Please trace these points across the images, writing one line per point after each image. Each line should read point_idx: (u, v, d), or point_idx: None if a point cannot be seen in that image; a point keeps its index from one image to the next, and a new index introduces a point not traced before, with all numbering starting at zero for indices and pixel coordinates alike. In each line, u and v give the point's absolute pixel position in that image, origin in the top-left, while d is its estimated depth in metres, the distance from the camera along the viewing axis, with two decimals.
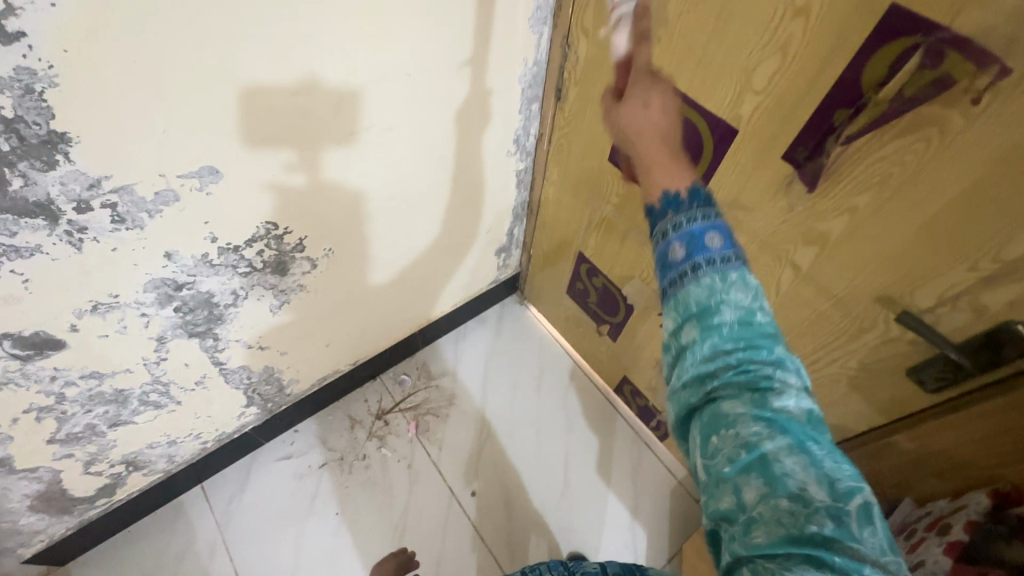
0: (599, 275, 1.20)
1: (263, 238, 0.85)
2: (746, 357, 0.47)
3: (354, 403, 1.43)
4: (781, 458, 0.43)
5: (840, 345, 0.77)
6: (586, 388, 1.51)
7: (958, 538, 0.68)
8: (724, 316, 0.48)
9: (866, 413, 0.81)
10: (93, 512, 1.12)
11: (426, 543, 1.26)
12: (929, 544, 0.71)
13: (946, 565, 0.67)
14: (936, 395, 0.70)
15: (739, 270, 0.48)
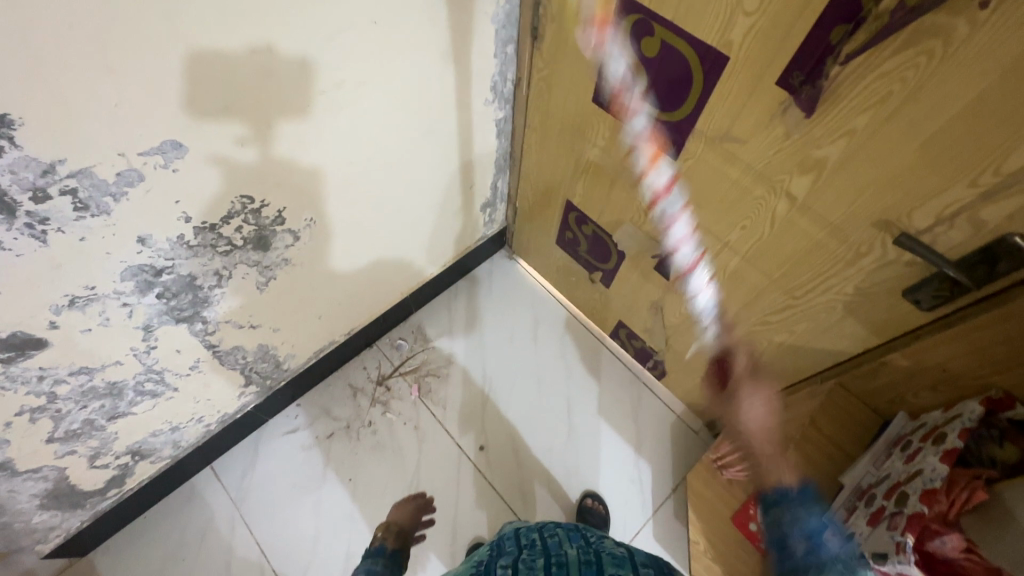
0: (589, 223, 1.18)
1: (239, 213, 0.81)
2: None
3: (353, 372, 1.43)
4: None
5: (836, 272, 0.77)
6: (581, 335, 1.52)
7: (953, 446, 0.74)
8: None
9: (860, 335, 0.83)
10: (106, 503, 1.12)
11: (441, 498, 1.29)
12: (926, 455, 0.77)
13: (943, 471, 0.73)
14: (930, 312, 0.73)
15: None
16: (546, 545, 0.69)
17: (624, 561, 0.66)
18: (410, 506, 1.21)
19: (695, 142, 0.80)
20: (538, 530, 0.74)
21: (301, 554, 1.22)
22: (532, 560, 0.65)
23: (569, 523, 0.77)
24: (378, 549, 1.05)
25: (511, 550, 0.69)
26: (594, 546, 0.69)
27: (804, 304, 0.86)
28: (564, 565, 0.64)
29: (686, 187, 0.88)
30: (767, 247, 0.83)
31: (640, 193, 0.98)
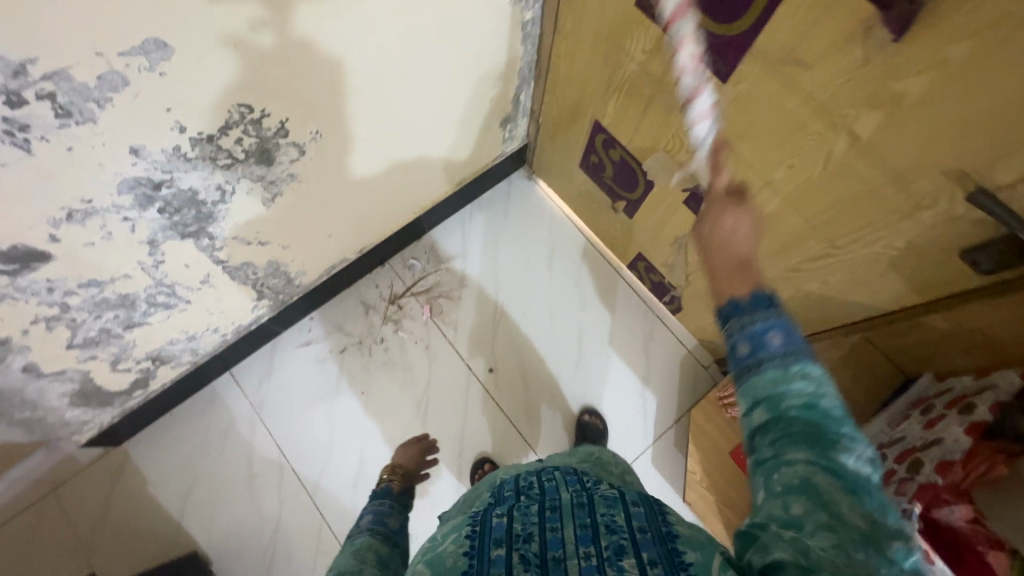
0: (617, 147, 1.09)
1: (238, 123, 0.75)
2: (808, 421, 0.48)
3: (366, 289, 1.43)
4: (817, 441, 0.47)
5: (887, 224, 0.70)
6: (598, 264, 1.48)
7: (981, 419, 0.73)
8: (790, 402, 0.49)
9: (900, 292, 0.78)
10: (133, 401, 1.18)
11: (449, 414, 1.34)
12: (950, 423, 0.77)
13: (965, 443, 0.73)
14: (986, 275, 0.67)
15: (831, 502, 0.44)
16: (541, 490, 0.70)
17: (618, 501, 0.67)
18: (416, 446, 1.17)
19: (750, 64, 0.69)
20: (534, 476, 0.75)
21: (317, 456, 1.29)
22: (527, 505, 0.66)
23: (568, 468, 0.79)
24: (383, 484, 0.86)
25: (507, 496, 0.70)
26: (590, 489, 0.70)
27: (843, 254, 0.79)
28: (558, 506, 0.65)
29: (730, 116, 0.78)
30: (814, 189, 0.75)
31: (678, 118, 0.88)
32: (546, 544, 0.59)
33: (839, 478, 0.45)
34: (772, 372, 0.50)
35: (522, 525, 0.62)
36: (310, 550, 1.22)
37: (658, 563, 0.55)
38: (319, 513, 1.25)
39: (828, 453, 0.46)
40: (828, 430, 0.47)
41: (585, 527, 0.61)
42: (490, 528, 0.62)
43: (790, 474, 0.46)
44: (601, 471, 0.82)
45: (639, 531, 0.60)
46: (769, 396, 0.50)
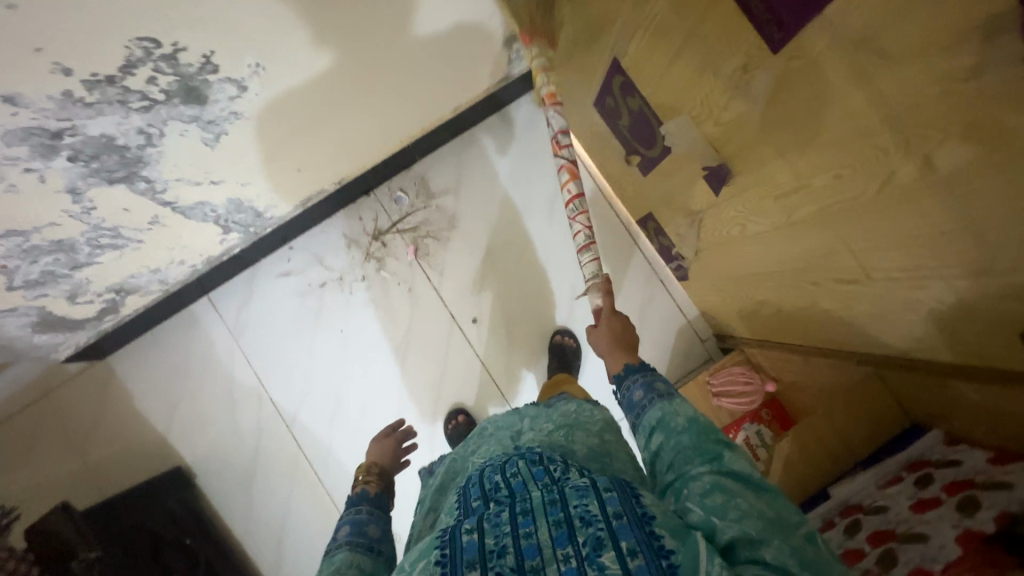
0: (636, 96, 0.89)
1: (145, 62, 0.60)
2: (699, 436, 0.61)
3: (349, 221, 1.32)
4: (705, 451, 0.59)
5: (937, 275, 0.55)
6: (604, 215, 1.33)
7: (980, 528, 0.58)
8: (676, 423, 0.64)
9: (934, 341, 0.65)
10: (107, 324, 1.17)
11: (428, 361, 1.31)
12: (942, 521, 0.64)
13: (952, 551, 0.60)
14: None
15: (734, 500, 0.52)
16: (509, 490, 0.58)
17: (586, 481, 0.56)
18: (388, 441, 0.90)
19: (817, 35, 0.50)
20: (499, 470, 0.62)
21: (295, 390, 1.30)
22: (496, 514, 0.54)
23: (534, 449, 0.67)
24: (357, 493, 0.75)
25: (475, 503, 0.58)
26: (558, 473, 0.59)
27: (875, 289, 0.65)
28: (529, 508, 0.54)
29: (776, 97, 0.60)
30: (861, 211, 0.59)
31: (711, 82, 0.68)
32: (522, 554, 0.50)
33: (730, 476, 0.55)
34: (659, 409, 0.67)
35: (495, 539, 0.52)
36: (287, 475, 1.28)
37: (638, 552, 0.48)
38: (296, 443, 1.29)
39: (716, 453, 0.58)
40: (715, 443, 0.60)
41: (559, 524, 0.52)
42: (461, 549, 0.51)
43: (702, 482, 0.55)
44: (570, 442, 0.72)
45: (615, 518, 0.51)
46: (668, 430, 0.64)
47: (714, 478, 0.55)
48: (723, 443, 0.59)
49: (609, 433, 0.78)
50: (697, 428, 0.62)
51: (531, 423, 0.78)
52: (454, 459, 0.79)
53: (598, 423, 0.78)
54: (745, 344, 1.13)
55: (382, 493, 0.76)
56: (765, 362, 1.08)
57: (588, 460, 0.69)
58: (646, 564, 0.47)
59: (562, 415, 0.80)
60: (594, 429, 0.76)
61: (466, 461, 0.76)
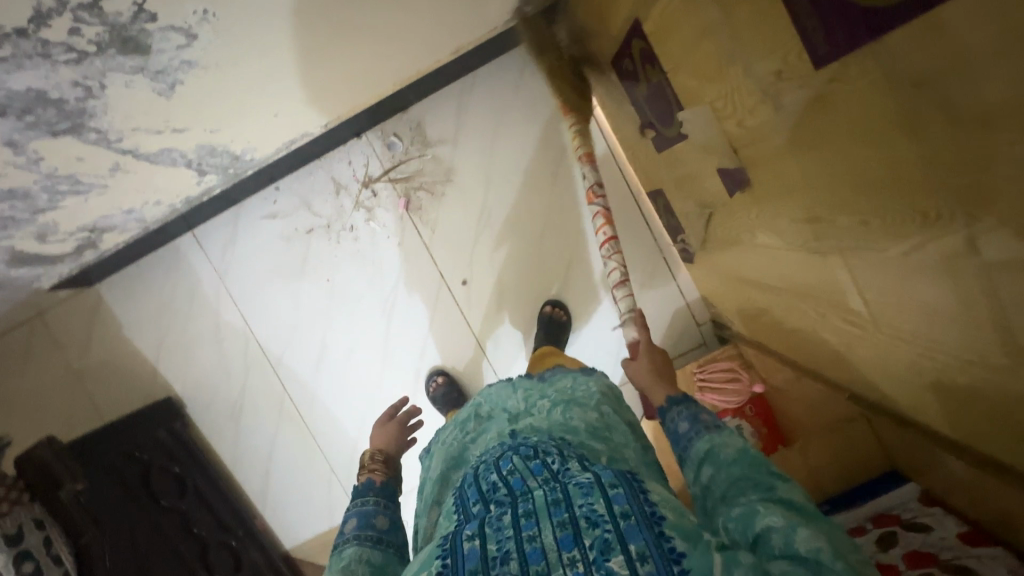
0: (655, 67, 0.77)
1: (59, 13, 0.53)
2: (748, 464, 0.52)
3: (338, 164, 1.23)
4: (756, 478, 0.51)
5: (949, 354, 0.49)
6: (612, 181, 1.22)
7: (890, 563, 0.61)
8: (724, 451, 0.55)
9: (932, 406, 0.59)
10: (89, 257, 1.14)
11: (414, 319, 1.28)
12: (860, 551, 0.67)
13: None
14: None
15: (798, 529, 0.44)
16: (508, 488, 0.52)
17: (588, 477, 0.50)
18: (392, 424, 0.77)
19: (872, 62, 0.40)
20: (494, 466, 0.56)
21: (282, 334, 1.29)
22: (498, 518, 0.49)
23: (533, 440, 0.60)
24: (366, 483, 0.64)
25: (475, 506, 0.52)
26: (559, 467, 0.53)
27: (883, 341, 0.58)
28: (531, 508, 0.48)
29: (809, 120, 0.50)
30: (882, 266, 0.51)
31: (739, 78, 0.57)
32: (527, 558, 0.44)
33: (786, 506, 0.47)
34: (703, 441, 0.58)
35: (497, 544, 0.46)
36: (273, 413, 1.31)
37: (648, 556, 0.43)
38: (281, 385, 1.31)
39: (769, 482, 0.50)
40: (767, 474, 0.51)
41: (564, 526, 0.46)
42: (461, 560, 0.46)
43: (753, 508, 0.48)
44: (568, 420, 0.65)
45: (622, 518, 0.46)
46: (716, 461, 0.55)
47: (771, 506, 0.47)
48: (777, 472, 0.51)
49: (609, 407, 0.71)
50: (746, 455, 0.54)
51: (525, 401, 0.71)
52: (451, 444, 0.70)
53: (595, 396, 0.72)
54: (741, 341, 1.08)
55: (394, 483, 0.66)
56: (758, 363, 1.03)
57: (594, 441, 0.63)
58: (657, 569, 0.42)
59: (557, 391, 0.73)
60: (592, 404, 0.69)
61: (468, 446, 0.68)
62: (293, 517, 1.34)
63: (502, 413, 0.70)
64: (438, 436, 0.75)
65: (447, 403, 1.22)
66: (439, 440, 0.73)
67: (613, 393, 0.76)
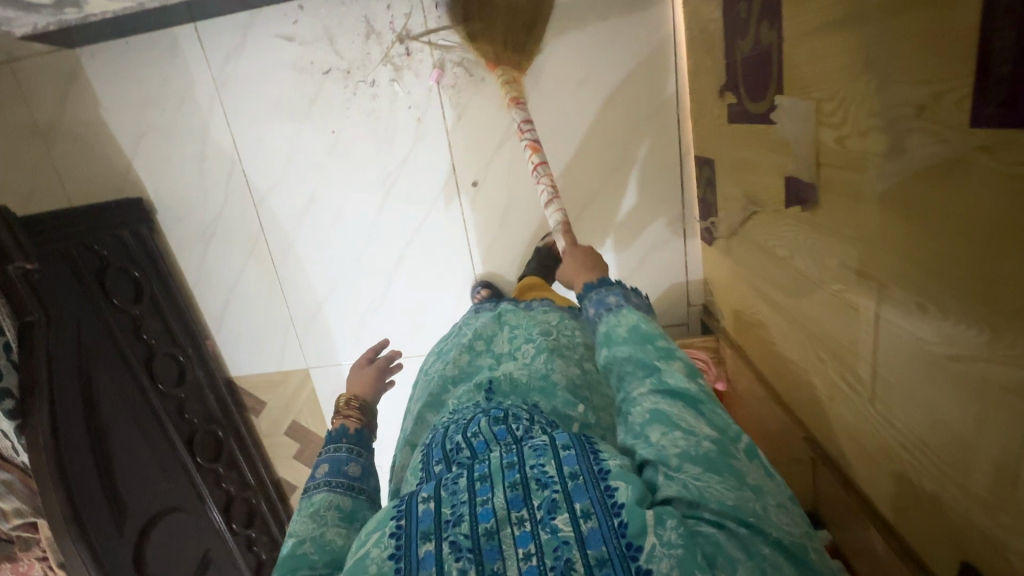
0: (775, 29, 0.64)
1: None
2: (639, 349, 0.54)
3: (376, 4, 1.06)
4: (644, 365, 0.52)
5: (930, 465, 0.48)
6: (666, 131, 1.10)
7: None
8: (620, 330, 0.58)
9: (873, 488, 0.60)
10: (70, 17, 0.99)
11: (413, 204, 1.20)
12: None
13: None
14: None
15: (664, 423, 0.46)
16: (469, 453, 0.49)
17: (544, 439, 0.47)
18: (370, 368, 0.80)
19: None
20: (460, 429, 0.53)
21: (272, 172, 1.20)
22: (454, 480, 0.45)
23: (504, 403, 0.57)
24: (342, 428, 0.64)
25: (437, 468, 0.50)
26: (522, 432, 0.49)
27: (869, 412, 0.57)
28: (486, 470, 0.45)
29: (917, 188, 0.43)
30: (913, 359, 0.48)
31: (867, 91, 0.48)
32: (477, 519, 0.41)
33: (660, 386, 0.49)
34: (607, 321, 0.60)
35: (451, 507, 0.43)
36: (243, 251, 1.27)
37: (592, 514, 0.40)
38: (259, 224, 1.24)
39: (656, 368, 0.51)
40: (652, 359, 0.53)
41: (515, 487, 0.43)
42: (413, 521, 0.42)
43: (642, 408, 0.48)
44: (549, 372, 0.61)
45: (571, 478, 0.42)
46: (610, 342, 0.58)
47: (647, 403, 0.48)
48: (668, 357, 0.53)
49: (591, 362, 0.66)
50: (643, 343, 0.55)
51: (511, 343, 0.68)
52: (433, 378, 0.68)
53: (579, 348, 0.67)
54: (723, 338, 1.07)
55: (368, 430, 0.67)
56: (730, 364, 1.04)
57: (570, 399, 0.59)
58: (600, 527, 0.39)
59: (543, 332, 0.67)
60: (575, 358, 0.65)
61: (446, 387, 0.66)
62: (242, 351, 1.36)
63: (486, 356, 0.68)
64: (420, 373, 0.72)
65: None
66: (424, 372, 0.72)
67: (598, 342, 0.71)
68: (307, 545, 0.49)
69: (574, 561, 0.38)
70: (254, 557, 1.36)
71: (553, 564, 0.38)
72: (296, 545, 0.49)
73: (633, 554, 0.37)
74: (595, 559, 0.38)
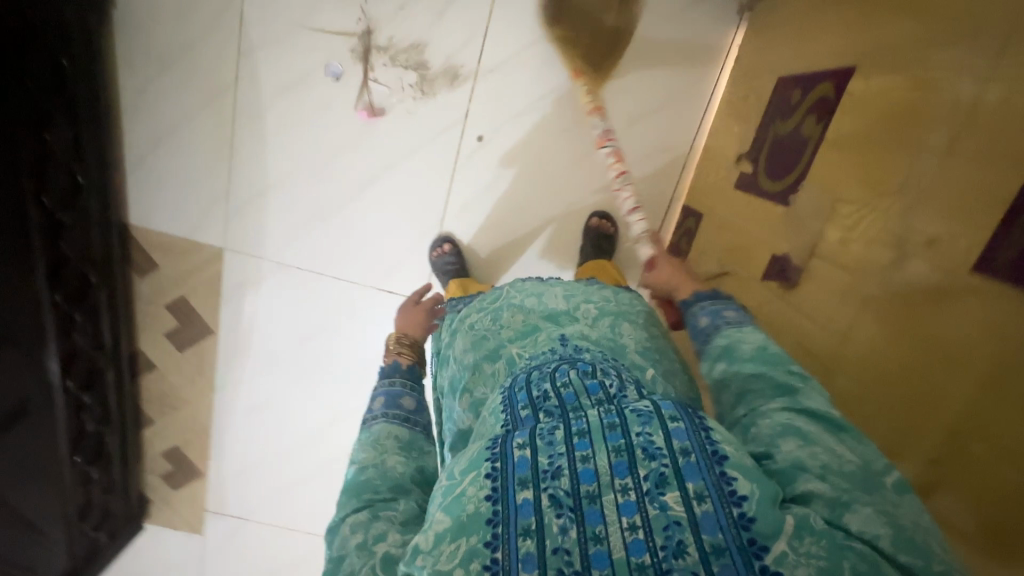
0: (820, 126, 0.76)
1: None
2: (768, 369, 0.54)
3: None
4: (780, 388, 0.52)
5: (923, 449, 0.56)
6: (669, 171, 1.15)
7: None
8: (745, 350, 0.57)
9: None
10: None
11: (406, 132, 1.14)
12: None
13: None
14: None
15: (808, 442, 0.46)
16: (559, 402, 0.48)
17: (646, 405, 0.46)
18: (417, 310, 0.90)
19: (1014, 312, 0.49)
20: (547, 377, 0.53)
21: (276, 28, 1.08)
22: (550, 431, 0.44)
23: (587, 357, 0.58)
24: (393, 362, 0.75)
25: (523, 412, 0.49)
26: (616, 393, 0.49)
27: None
28: (585, 427, 0.44)
29: (923, 304, 0.58)
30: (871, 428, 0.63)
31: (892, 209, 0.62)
32: (578, 478, 0.41)
33: (801, 409, 0.49)
34: (723, 343, 0.60)
35: (547, 457, 0.43)
36: (203, 95, 1.11)
37: (705, 497, 0.40)
38: (234, 74, 1.10)
39: (795, 391, 0.51)
40: (788, 380, 0.52)
41: (620, 452, 0.42)
42: (510, 467, 0.42)
43: (773, 421, 0.49)
44: (615, 337, 0.66)
45: (682, 455, 0.42)
46: (730, 357, 0.58)
47: (785, 420, 0.48)
48: (804, 379, 0.52)
49: (656, 332, 0.72)
50: (780, 363, 0.54)
51: (567, 298, 0.72)
52: (481, 332, 0.70)
53: (642, 315, 0.73)
54: None
55: (419, 365, 0.77)
56: None
57: (640, 361, 0.63)
58: (715, 512, 0.39)
59: (601, 299, 0.73)
60: (640, 323, 0.71)
61: (502, 345, 0.66)
62: (152, 201, 1.18)
63: (539, 314, 0.69)
64: (439, 337, 0.81)
65: (448, 270, 1.16)
66: (469, 326, 0.73)
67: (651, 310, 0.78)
68: (371, 471, 0.56)
69: (687, 543, 0.38)
70: (76, 425, 1.14)
71: (663, 542, 0.38)
72: (361, 471, 0.56)
73: (757, 551, 0.38)
74: (711, 547, 0.38)
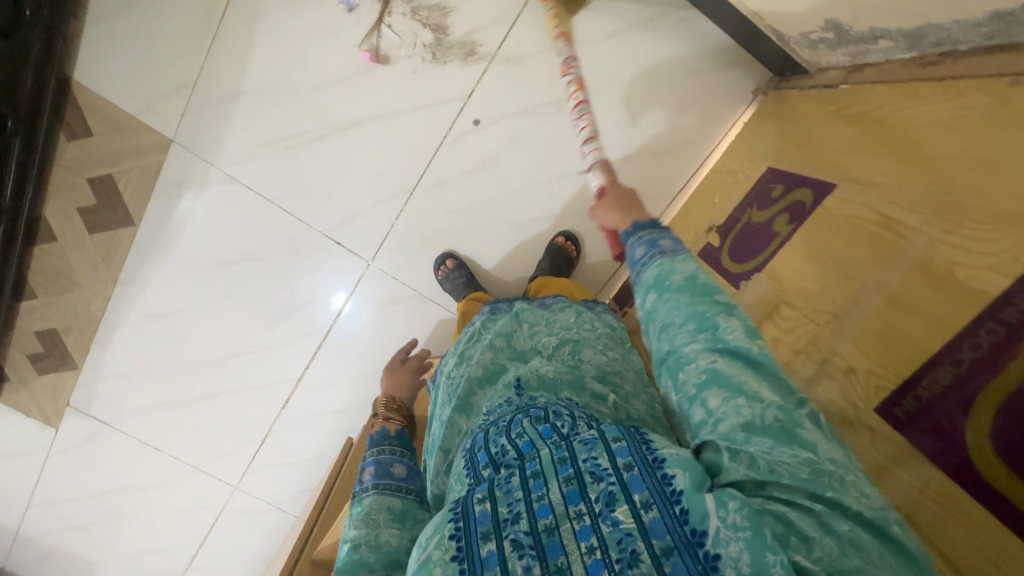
0: (789, 227, 0.80)
1: None
2: (692, 299, 0.50)
3: None
4: (701, 320, 0.48)
5: None
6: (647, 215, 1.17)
7: None
8: (672, 278, 0.52)
9: None
10: None
11: (407, 90, 1.10)
12: None
13: None
14: None
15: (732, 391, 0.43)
16: (515, 453, 0.48)
17: (592, 433, 0.48)
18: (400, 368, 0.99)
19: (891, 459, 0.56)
20: (502, 432, 0.52)
21: None
22: (506, 480, 0.45)
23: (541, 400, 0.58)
24: (382, 428, 0.77)
25: (484, 472, 0.49)
26: (568, 429, 0.49)
27: None
28: (538, 468, 0.45)
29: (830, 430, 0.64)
30: None
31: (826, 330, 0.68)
32: (536, 516, 0.42)
33: (719, 347, 0.46)
34: (649, 273, 0.54)
35: (507, 506, 0.43)
36: None
37: (652, 504, 0.41)
38: None
39: (717, 329, 0.47)
40: (708, 311, 0.48)
41: (570, 481, 0.44)
42: (472, 522, 0.43)
43: (695, 367, 0.46)
44: (575, 367, 0.66)
45: (626, 470, 0.43)
46: (659, 289, 0.53)
47: (704, 363, 0.46)
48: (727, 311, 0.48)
49: (615, 350, 0.74)
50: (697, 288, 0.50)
51: (530, 335, 0.73)
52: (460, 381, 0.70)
53: (600, 338, 0.74)
54: None
55: (406, 431, 0.79)
56: None
57: (600, 387, 0.64)
58: (663, 518, 0.40)
59: (562, 327, 0.75)
60: (597, 344, 0.72)
61: (473, 391, 0.67)
62: (107, 64, 1.05)
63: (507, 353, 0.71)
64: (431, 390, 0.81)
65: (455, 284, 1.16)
66: (446, 375, 0.74)
67: (615, 333, 0.79)
68: (363, 549, 0.55)
69: (640, 552, 0.38)
70: None
71: (619, 556, 0.39)
72: (353, 552, 0.55)
73: (698, 540, 0.38)
74: (661, 548, 0.38)
